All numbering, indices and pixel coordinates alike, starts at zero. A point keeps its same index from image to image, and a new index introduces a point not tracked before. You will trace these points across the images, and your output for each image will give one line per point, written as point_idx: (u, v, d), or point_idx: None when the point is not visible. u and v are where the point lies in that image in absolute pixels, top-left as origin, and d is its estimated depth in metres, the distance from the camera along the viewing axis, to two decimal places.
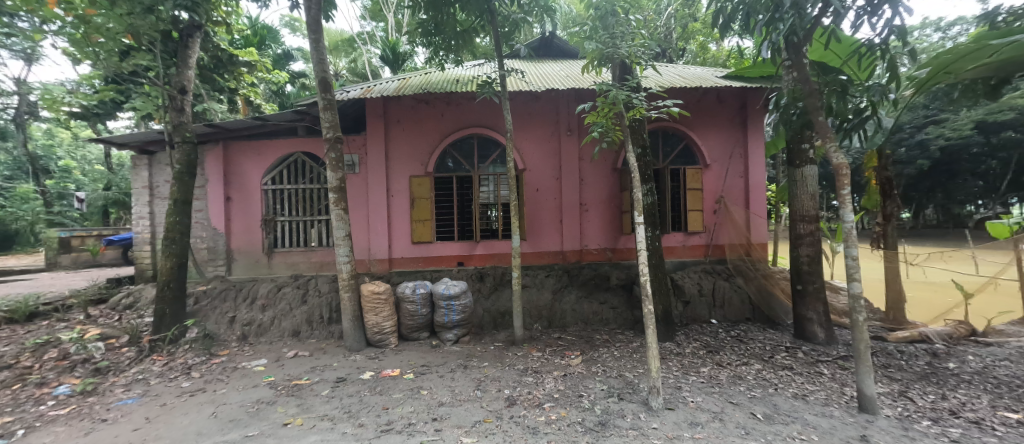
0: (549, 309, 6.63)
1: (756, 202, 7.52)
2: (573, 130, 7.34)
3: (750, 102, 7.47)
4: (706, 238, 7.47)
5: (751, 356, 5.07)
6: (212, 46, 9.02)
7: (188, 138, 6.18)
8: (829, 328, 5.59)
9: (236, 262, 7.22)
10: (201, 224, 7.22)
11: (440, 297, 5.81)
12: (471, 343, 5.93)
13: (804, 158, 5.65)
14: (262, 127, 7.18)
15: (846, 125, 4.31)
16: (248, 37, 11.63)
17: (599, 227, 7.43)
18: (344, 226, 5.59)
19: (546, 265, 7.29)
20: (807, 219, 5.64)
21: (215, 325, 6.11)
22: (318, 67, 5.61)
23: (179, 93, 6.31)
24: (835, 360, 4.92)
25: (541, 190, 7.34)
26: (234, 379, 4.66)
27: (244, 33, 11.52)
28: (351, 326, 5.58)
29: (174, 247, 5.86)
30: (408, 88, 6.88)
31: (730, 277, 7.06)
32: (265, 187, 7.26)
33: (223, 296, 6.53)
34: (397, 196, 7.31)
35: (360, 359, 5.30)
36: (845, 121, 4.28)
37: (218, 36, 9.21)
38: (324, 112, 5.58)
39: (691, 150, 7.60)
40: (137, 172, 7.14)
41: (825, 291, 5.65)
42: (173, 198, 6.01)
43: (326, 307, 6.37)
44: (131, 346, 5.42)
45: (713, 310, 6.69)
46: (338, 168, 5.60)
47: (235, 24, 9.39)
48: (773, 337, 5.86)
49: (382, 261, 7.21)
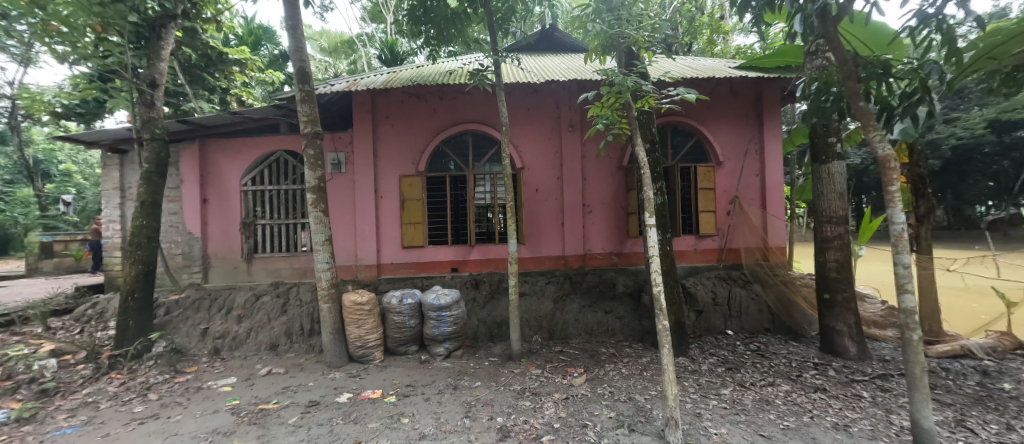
0: (550, 319, 6.08)
1: (774, 203, 6.97)
2: (575, 125, 6.82)
3: (766, 95, 6.92)
4: (719, 242, 6.94)
5: (776, 374, 4.51)
6: (200, 43, 8.55)
7: (158, 134, 5.70)
8: (862, 342, 5.01)
9: (213, 268, 6.72)
10: (175, 228, 6.71)
11: (429, 307, 5.28)
12: (464, 358, 5.40)
13: (831, 153, 5.11)
14: (240, 123, 6.70)
15: (892, 109, 3.65)
16: (242, 36, 11.25)
17: (604, 231, 6.89)
18: (323, 230, 5.07)
19: (546, 271, 6.77)
20: (834, 219, 5.10)
21: (185, 338, 5.63)
22: (295, 55, 5.08)
23: (150, 87, 5.82)
24: (873, 380, 4.36)
25: (541, 191, 6.82)
26: (194, 403, 4.14)
27: (237, 33, 11.10)
28: (331, 339, 5.06)
29: (139, 253, 5.36)
30: (397, 80, 6.38)
31: (747, 284, 6.50)
32: (245, 188, 6.77)
33: (196, 306, 6.04)
34: (386, 198, 6.80)
35: (339, 377, 4.77)
36: (890, 106, 3.64)
37: (207, 33, 8.75)
38: (301, 106, 5.08)
39: (702, 147, 7.08)
40: (108, 173, 6.68)
41: (856, 301, 5.09)
42: (140, 199, 5.52)
43: (307, 318, 5.83)
44: (89, 362, 4.94)
45: (729, 320, 6.11)
46: (317, 166, 5.08)
47: (226, 21, 8.95)
48: (797, 351, 5.29)
49: (370, 267, 6.70)
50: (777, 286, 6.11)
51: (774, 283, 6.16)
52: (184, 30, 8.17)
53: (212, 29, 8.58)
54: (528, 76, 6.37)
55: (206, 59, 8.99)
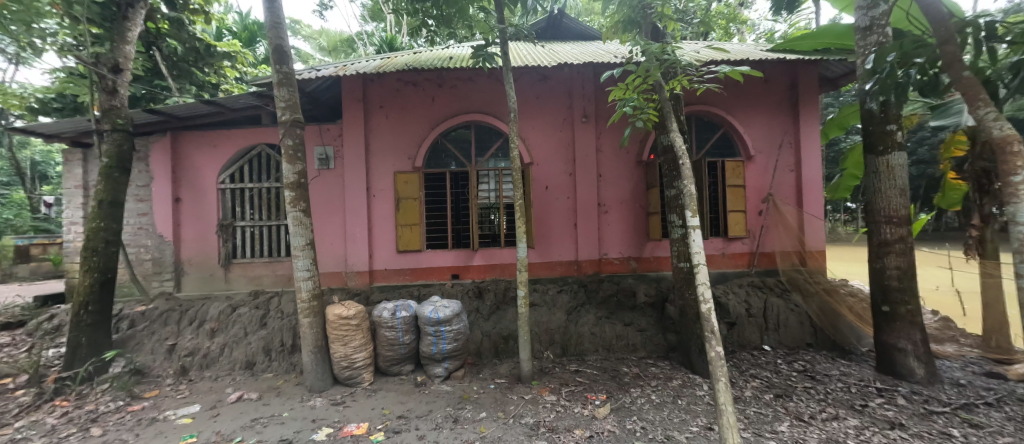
0: (563, 333, 5.37)
1: (811, 201, 6.27)
2: (589, 116, 6.13)
3: (802, 81, 6.23)
4: (750, 245, 6.25)
5: (836, 403, 3.81)
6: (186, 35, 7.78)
7: (120, 125, 5.01)
8: (930, 362, 4.29)
9: (187, 275, 6.04)
10: (145, 231, 6.03)
11: (426, 322, 4.56)
12: (466, 379, 4.70)
13: (891, 142, 4.38)
14: (217, 114, 6.02)
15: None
16: (237, 33, 10.52)
17: (621, 233, 6.19)
18: (303, 233, 4.37)
19: (558, 278, 6.07)
20: (894, 220, 4.39)
21: (149, 356, 4.96)
22: (272, 30, 4.36)
23: (111, 72, 5.09)
24: (955, 411, 3.66)
25: (552, 188, 6.13)
26: (142, 442, 3.47)
27: (231, 28, 10.38)
28: (311, 360, 4.35)
29: (95, 260, 4.67)
30: (391, 65, 5.72)
31: (785, 293, 5.78)
32: (222, 186, 6.09)
33: (164, 319, 5.38)
34: (380, 197, 6.12)
35: (319, 405, 4.08)
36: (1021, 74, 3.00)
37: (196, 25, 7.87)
38: (277, 90, 4.39)
39: (730, 140, 6.39)
40: (69, 169, 6.05)
41: (921, 314, 4.38)
42: (97, 198, 4.82)
43: (289, 332, 5.15)
44: (30, 388, 4.29)
45: (766, 334, 5.40)
46: (297, 160, 4.40)
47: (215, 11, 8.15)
48: (852, 371, 4.58)
49: (361, 274, 6.01)
50: (819, 294, 5.43)
51: (815, 292, 5.47)
52: (170, 20, 7.36)
53: (201, 21, 7.79)
54: (537, 60, 5.71)
55: (194, 53, 7.99)
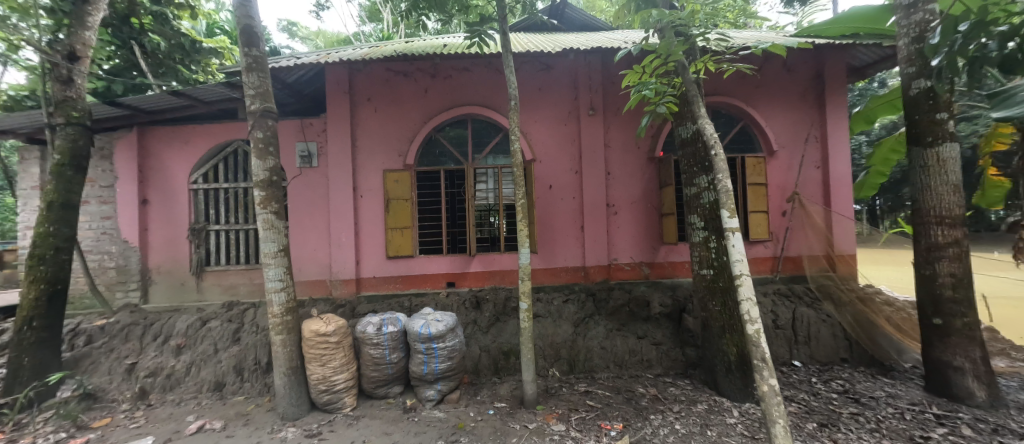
0: (569, 347, 4.83)
1: (838, 201, 5.76)
2: (597, 108, 5.60)
3: (828, 70, 5.71)
4: (773, 248, 5.72)
5: (893, 436, 3.27)
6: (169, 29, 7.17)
7: (76, 118, 4.36)
8: (993, 383, 3.75)
9: (155, 284, 5.50)
10: (109, 236, 5.49)
11: (416, 338, 4.02)
12: (461, 402, 4.15)
13: (942, 132, 3.84)
14: (189, 108, 5.50)
15: None
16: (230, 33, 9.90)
17: (632, 236, 5.66)
18: (275, 238, 3.82)
19: (563, 286, 5.54)
20: (947, 220, 3.84)
21: (105, 377, 4.42)
22: (240, 7, 3.81)
23: (66, 59, 4.38)
24: None
25: (556, 188, 5.60)
26: None
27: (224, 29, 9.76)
28: (283, 384, 3.79)
29: (41, 270, 4.08)
30: (376, 53, 5.19)
31: (814, 302, 5.23)
32: (194, 186, 5.57)
33: (125, 334, 4.84)
34: (367, 198, 5.58)
35: (290, 438, 3.53)
36: None
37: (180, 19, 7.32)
38: (246, 76, 3.84)
39: (749, 134, 5.88)
40: (26, 168, 5.61)
41: (979, 328, 3.83)
42: (46, 200, 4.23)
43: (263, 349, 4.60)
44: None
45: (795, 348, 4.86)
46: (267, 154, 3.83)
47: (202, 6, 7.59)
48: (899, 392, 4.04)
49: (347, 283, 5.47)
50: (854, 304, 4.91)
51: (849, 301, 4.94)
52: (153, 15, 6.87)
53: (187, 15, 7.32)
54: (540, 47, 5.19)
55: (179, 50, 7.36)
